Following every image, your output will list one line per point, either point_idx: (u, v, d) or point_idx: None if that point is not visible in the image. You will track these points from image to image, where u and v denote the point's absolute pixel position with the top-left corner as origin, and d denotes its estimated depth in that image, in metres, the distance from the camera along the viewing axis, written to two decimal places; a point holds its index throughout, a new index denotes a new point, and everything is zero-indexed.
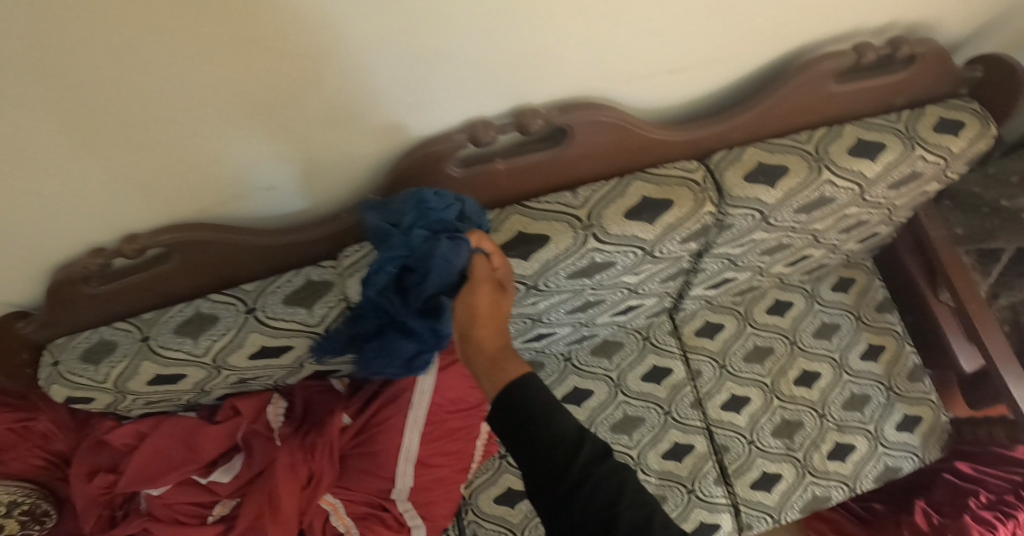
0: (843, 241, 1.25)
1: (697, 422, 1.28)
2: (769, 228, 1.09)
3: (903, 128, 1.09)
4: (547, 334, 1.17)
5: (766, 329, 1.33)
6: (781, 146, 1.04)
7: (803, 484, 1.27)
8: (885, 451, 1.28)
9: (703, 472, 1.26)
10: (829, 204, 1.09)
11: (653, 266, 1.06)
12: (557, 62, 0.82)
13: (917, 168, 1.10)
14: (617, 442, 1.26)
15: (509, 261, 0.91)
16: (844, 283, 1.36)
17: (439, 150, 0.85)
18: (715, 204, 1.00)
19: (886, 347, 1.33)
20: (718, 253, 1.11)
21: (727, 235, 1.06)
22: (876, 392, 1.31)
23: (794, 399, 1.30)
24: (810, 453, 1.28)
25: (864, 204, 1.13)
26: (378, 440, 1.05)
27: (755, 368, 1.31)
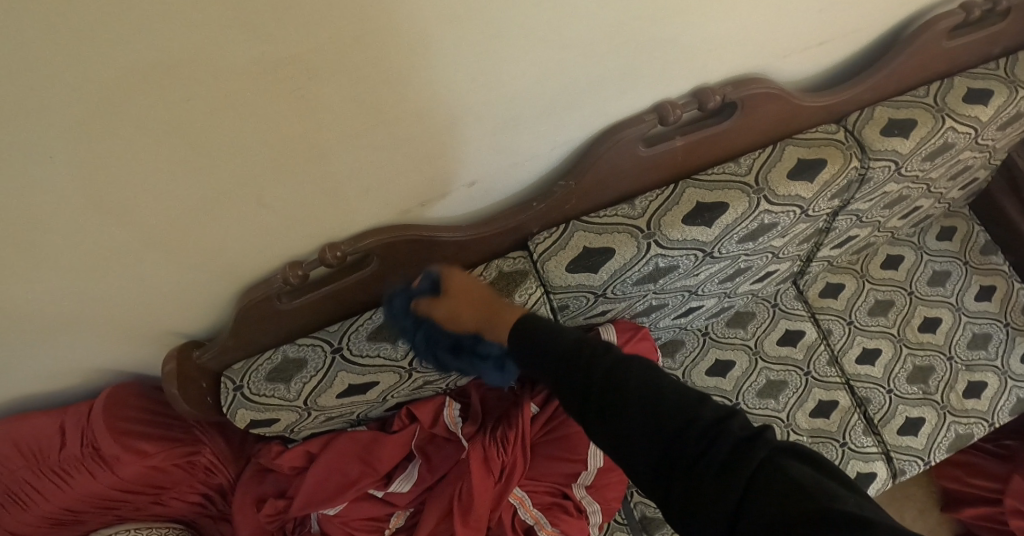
0: (950, 189, 1.33)
1: (837, 379, 1.33)
2: (899, 180, 1.16)
3: (1003, 73, 1.18)
4: (697, 307, 1.22)
5: (884, 283, 1.39)
6: (905, 102, 1.12)
7: (945, 424, 1.34)
8: (1016, 383, 1.37)
9: (852, 425, 1.31)
10: (949, 152, 1.17)
11: (803, 227, 1.13)
12: (727, 44, 0.91)
13: (1020, 109, 1.18)
14: (766, 407, 1.30)
15: (695, 229, 0.98)
16: (947, 231, 1.44)
17: (632, 132, 0.94)
18: (859, 161, 1.07)
19: (997, 287, 1.41)
20: (854, 210, 1.18)
21: (865, 191, 1.14)
22: (995, 329, 1.39)
23: (922, 345, 1.37)
24: (946, 394, 1.35)
25: (975, 150, 1.21)
26: (570, 422, 1.13)
27: (880, 320, 1.37)
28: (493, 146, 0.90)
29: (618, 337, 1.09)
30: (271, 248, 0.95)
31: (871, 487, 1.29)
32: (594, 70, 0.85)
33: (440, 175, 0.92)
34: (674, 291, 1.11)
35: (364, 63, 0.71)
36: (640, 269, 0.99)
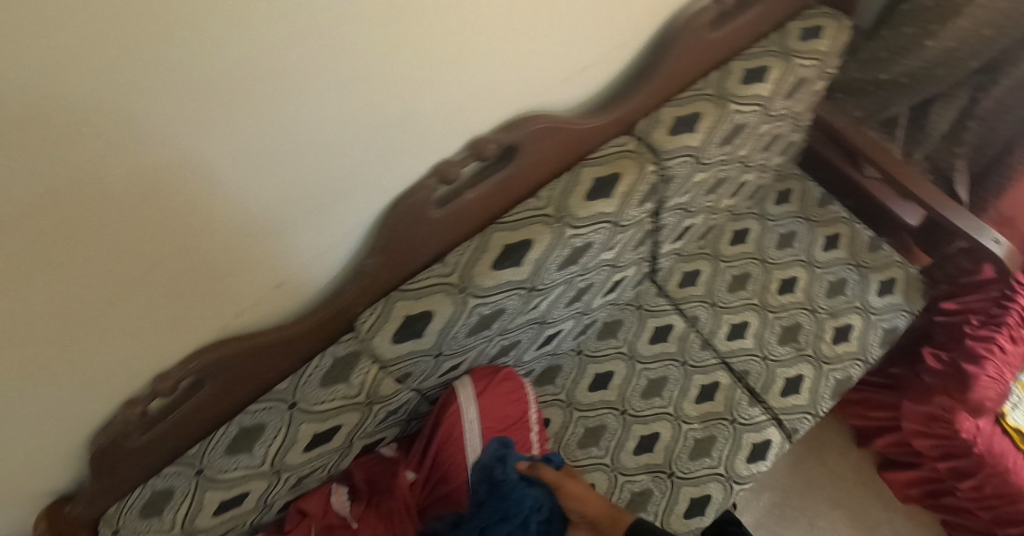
0: (769, 158, 1.41)
1: (713, 360, 1.38)
2: (704, 168, 1.22)
3: (776, 48, 1.26)
4: (556, 331, 1.26)
5: (737, 259, 1.45)
6: (687, 98, 1.18)
7: (824, 374, 1.38)
8: (878, 317, 1.43)
9: (737, 400, 1.35)
10: (744, 131, 1.24)
11: (626, 235, 1.18)
12: (498, 87, 0.96)
13: (799, 75, 1.26)
14: (653, 406, 1.33)
15: (507, 271, 1.02)
16: (784, 195, 1.52)
17: (418, 199, 0.96)
18: (654, 164, 1.12)
19: (841, 234, 1.49)
20: (675, 205, 1.24)
21: (675, 187, 1.19)
22: (849, 273, 1.46)
23: (784, 307, 1.43)
24: (818, 346, 1.40)
25: (772, 121, 1.29)
26: (450, 479, 1.12)
27: (741, 293, 1.43)
28: (287, 241, 0.89)
29: (473, 383, 1.12)
30: (96, 400, 0.88)
31: (769, 454, 1.32)
32: (364, 149, 0.87)
33: (252, 279, 0.90)
34: (520, 326, 1.14)
35: (154, 203, 0.69)
36: (466, 322, 1.03)
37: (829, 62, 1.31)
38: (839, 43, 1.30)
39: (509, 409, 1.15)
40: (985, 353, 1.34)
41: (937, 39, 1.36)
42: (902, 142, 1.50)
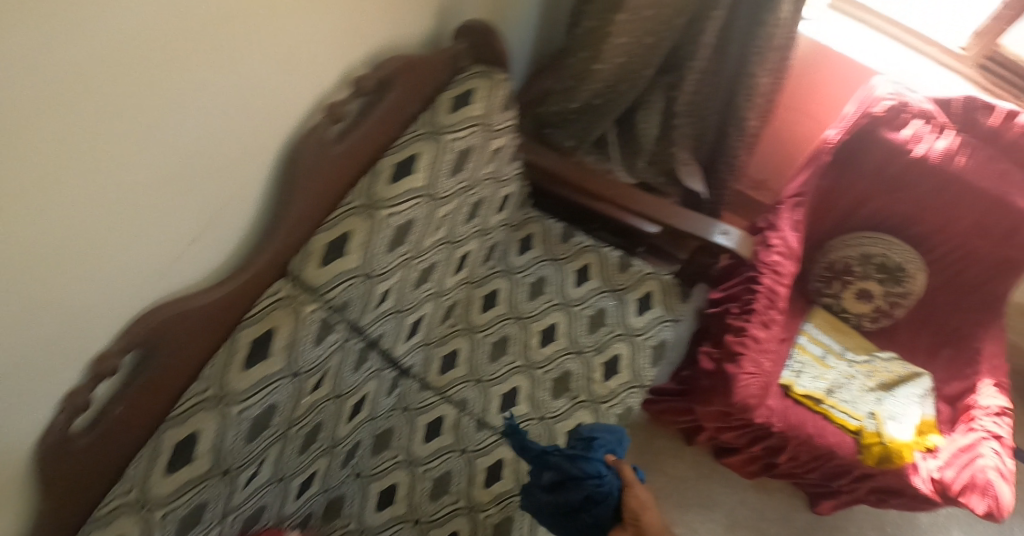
0: (482, 222, 1.39)
1: (492, 438, 1.38)
2: (386, 277, 1.20)
3: (425, 128, 1.21)
4: (310, 477, 1.22)
5: (491, 325, 1.46)
6: (339, 216, 1.14)
7: (604, 414, 1.40)
8: (642, 338, 1.44)
9: (524, 470, 1.38)
10: (418, 223, 1.21)
11: (324, 372, 1.16)
12: (120, 257, 0.80)
13: (460, 148, 1.23)
14: (444, 504, 1.33)
15: (183, 472, 0.96)
16: (525, 242, 1.52)
17: (49, 441, 0.79)
18: (316, 304, 1.11)
19: (591, 262, 1.50)
20: (376, 317, 1.23)
21: (356, 308, 1.17)
22: (606, 301, 1.47)
23: (549, 358, 1.44)
24: (590, 388, 1.41)
25: (454, 201, 1.27)
26: None
27: (504, 358, 1.44)
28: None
29: None
30: None
31: None
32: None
33: None
34: (254, 497, 1.09)
35: None
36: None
37: (491, 117, 1.27)
38: (496, 100, 1.28)
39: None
40: (742, 351, 1.33)
41: (603, 61, 1.35)
42: (620, 158, 1.52)
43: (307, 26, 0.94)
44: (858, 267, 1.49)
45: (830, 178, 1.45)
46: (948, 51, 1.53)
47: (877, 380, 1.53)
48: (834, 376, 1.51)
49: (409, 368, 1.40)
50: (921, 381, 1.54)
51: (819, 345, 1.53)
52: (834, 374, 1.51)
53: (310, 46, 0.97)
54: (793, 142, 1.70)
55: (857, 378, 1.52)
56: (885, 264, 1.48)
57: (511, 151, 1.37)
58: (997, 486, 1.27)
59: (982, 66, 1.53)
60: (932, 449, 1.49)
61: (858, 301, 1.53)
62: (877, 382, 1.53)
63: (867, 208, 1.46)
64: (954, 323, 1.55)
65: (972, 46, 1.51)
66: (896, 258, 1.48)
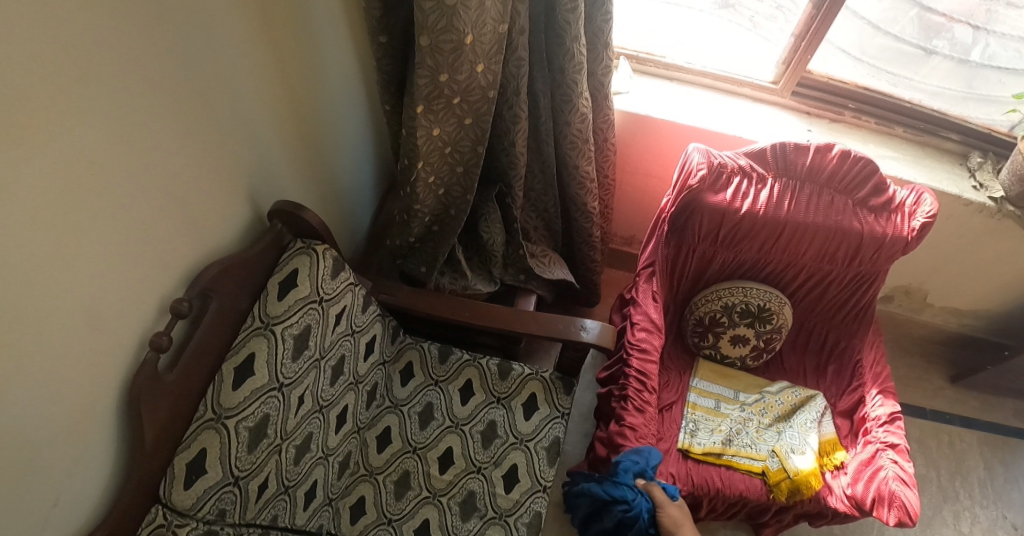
0: (351, 376, 1.43)
1: None
2: (257, 471, 1.23)
3: (259, 322, 1.21)
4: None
5: (391, 464, 1.49)
6: (191, 434, 1.13)
7: (514, 526, 1.41)
8: (535, 442, 1.49)
9: None
10: (274, 415, 1.23)
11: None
12: None
13: (299, 331, 1.25)
14: None
15: None
16: (406, 374, 1.58)
17: None
18: (192, 524, 1.13)
19: (471, 377, 1.56)
20: (257, 510, 1.25)
21: (232, 511, 1.20)
22: (494, 412, 1.52)
23: (450, 483, 1.46)
24: (494, 504, 1.44)
25: (312, 378, 1.30)
26: None
27: (409, 494, 1.45)
28: None
29: None
30: None
31: None
32: None
33: None
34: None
35: None
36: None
37: (322, 285, 1.29)
38: (323, 269, 1.28)
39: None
40: (622, 442, 1.35)
41: (422, 202, 1.41)
42: (473, 274, 1.57)
43: (111, 283, 0.95)
44: (724, 317, 1.54)
45: (674, 240, 1.52)
46: (760, 86, 1.69)
47: (774, 415, 1.54)
48: (729, 427, 1.52)
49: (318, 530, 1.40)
50: (817, 403, 1.56)
51: (710, 396, 1.56)
52: (728, 423, 1.52)
53: (125, 298, 0.98)
54: (653, 194, 1.83)
55: (753, 419, 1.53)
56: (748, 308, 1.52)
57: (361, 300, 1.42)
58: (903, 494, 1.30)
59: (795, 91, 1.70)
60: (840, 466, 1.46)
61: (735, 345, 1.56)
62: (774, 417, 1.54)
63: (716, 260, 1.52)
64: (831, 336, 1.61)
65: (779, 77, 1.67)
66: (757, 301, 1.51)
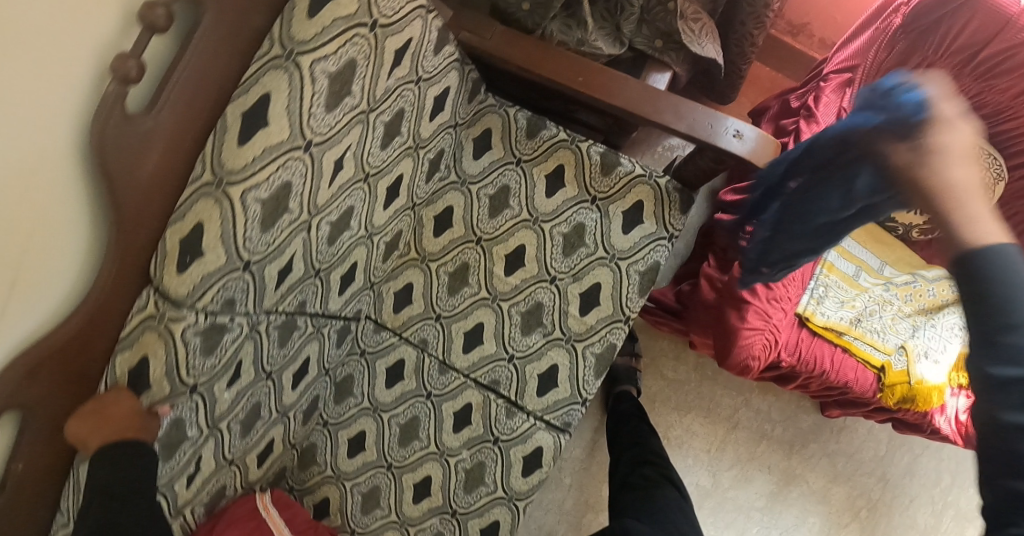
0: (409, 137, 1.04)
1: (456, 381, 1.16)
2: (276, 253, 0.90)
3: (281, 48, 0.79)
4: (245, 469, 1.11)
5: (446, 253, 1.17)
6: (196, 203, 0.79)
7: (580, 355, 1.13)
8: (630, 262, 1.12)
9: (495, 414, 1.15)
10: (297, 185, 0.87)
11: (222, 390, 0.96)
12: None
13: (340, 62, 0.84)
14: (414, 451, 1.18)
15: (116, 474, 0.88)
16: (483, 141, 1.17)
17: None
18: (188, 319, 0.84)
19: (563, 163, 1.15)
20: (280, 298, 0.96)
21: (244, 301, 0.90)
22: (586, 214, 1.14)
23: (518, 289, 1.15)
24: (564, 324, 1.14)
25: (354, 137, 0.92)
26: None
27: (465, 290, 1.16)
28: None
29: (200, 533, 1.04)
30: None
31: (545, 461, 1.15)
32: None
33: None
34: (204, 485, 1.03)
35: None
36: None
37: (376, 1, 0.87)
38: None
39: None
40: (747, 298, 1.01)
41: None
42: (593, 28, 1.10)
43: None
44: None
45: (905, 45, 1.01)
46: None
47: (920, 306, 1.20)
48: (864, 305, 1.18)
49: (358, 312, 1.17)
50: None
51: (853, 262, 1.20)
52: (863, 300, 1.18)
53: None
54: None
55: (893, 304, 1.19)
56: None
57: (430, 37, 0.99)
58: None
59: None
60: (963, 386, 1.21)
61: (911, 211, 1.15)
62: (917, 309, 1.20)
63: None
64: None
65: None
66: (973, 164, 1.06)
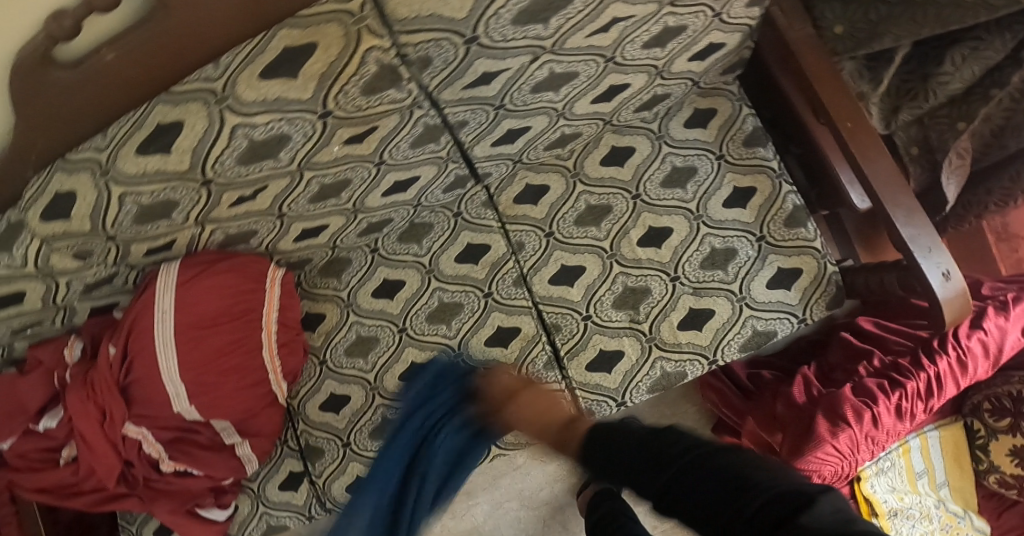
0: (663, 60, 0.98)
1: (523, 301, 1.07)
2: (498, 53, 0.81)
3: None
4: (284, 232, 1.00)
5: (601, 185, 1.09)
6: None
7: (649, 361, 1.04)
8: (753, 313, 1.05)
9: (533, 356, 1.06)
10: (573, 8, 0.77)
11: (333, 142, 0.84)
12: None
13: None
14: (434, 333, 1.08)
15: (188, 136, 0.74)
16: (701, 116, 1.11)
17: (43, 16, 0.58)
18: (383, 41, 0.72)
19: (756, 189, 1.08)
20: (455, 100, 0.87)
21: (435, 73, 0.80)
22: (744, 245, 1.07)
23: (639, 263, 1.07)
24: (658, 323, 1.05)
25: (639, 14, 0.85)
26: (209, 376, 0.98)
27: (591, 230, 1.08)
28: None
29: (176, 269, 0.94)
30: None
31: None
32: None
33: None
34: (242, 216, 0.93)
35: None
36: (123, 214, 0.83)
37: None
38: None
39: (225, 305, 0.97)
40: (849, 418, 0.93)
41: None
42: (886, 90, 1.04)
43: None
44: None
45: None
46: None
47: None
48: (910, 505, 1.07)
49: (487, 174, 1.07)
50: None
51: (925, 464, 1.11)
52: (912, 499, 1.08)
53: None
54: None
55: (933, 522, 1.07)
56: None
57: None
58: None
59: None
60: None
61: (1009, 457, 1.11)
62: None
63: None
64: None
65: None
66: None
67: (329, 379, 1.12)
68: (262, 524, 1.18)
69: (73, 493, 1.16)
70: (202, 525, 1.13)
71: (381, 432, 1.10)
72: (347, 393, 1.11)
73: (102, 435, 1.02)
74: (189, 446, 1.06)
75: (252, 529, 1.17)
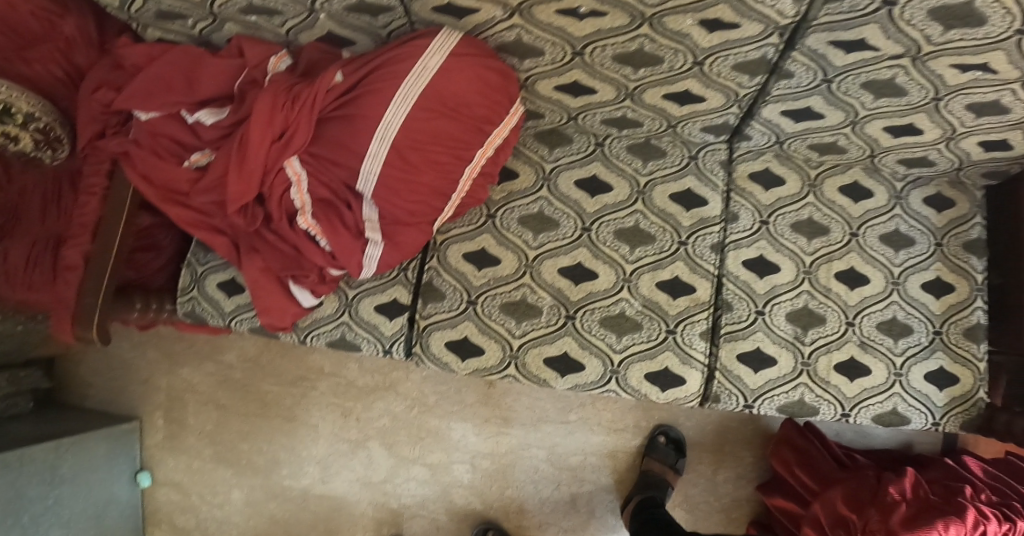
0: (966, 130, 1.00)
1: (710, 267, 1.05)
2: (888, 27, 0.80)
3: None
4: (559, 72, 0.94)
5: (829, 208, 1.11)
6: None
7: (795, 382, 1.05)
8: (901, 392, 1.09)
9: (692, 319, 1.03)
10: (978, 32, 0.79)
11: (699, 14, 0.80)
12: None
13: None
14: (614, 250, 1.04)
15: None
16: (940, 200, 1.15)
17: None
18: None
19: (955, 288, 1.12)
20: (810, 50, 0.86)
21: (833, 11, 0.78)
22: (920, 330, 1.11)
23: (827, 291, 1.09)
24: (818, 353, 1.06)
25: (1002, 74, 0.86)
26: (408, 157, 0.91)
27: (802, 241, 1.10)
28: None
29: (455, 39, 0.87)
30: None
31: (670, 391, 1.02)
32: None
33: None
34: (545, 31, 0.86)
35: None
36: None
37: None
38: None
39: (473, 101, 0.91)
40: (969, 519, 0.97)
41: None
42: None
43: None
44: None
45: None
46: None
47: None
48: None
49: (745, 135, 1.08)
50: None
51: None
52: None
53: None
54: None
55: None
56: None
57: None
58: None
59: None
60: None
61: None
62: None
63: None
64: None
65: None
66: None
67: (487, 235, 1.06)
68: (333, 333, 1.11)
69: (177, 198, 1.10)
70: (285, 300, 1.06)
71: (512, 310, 1.04)
72: (497, 256, 1.05)
73: (266, 156, 0.94)
74: (332, 216, 0.98)
75: (321, 333, 1.12)
